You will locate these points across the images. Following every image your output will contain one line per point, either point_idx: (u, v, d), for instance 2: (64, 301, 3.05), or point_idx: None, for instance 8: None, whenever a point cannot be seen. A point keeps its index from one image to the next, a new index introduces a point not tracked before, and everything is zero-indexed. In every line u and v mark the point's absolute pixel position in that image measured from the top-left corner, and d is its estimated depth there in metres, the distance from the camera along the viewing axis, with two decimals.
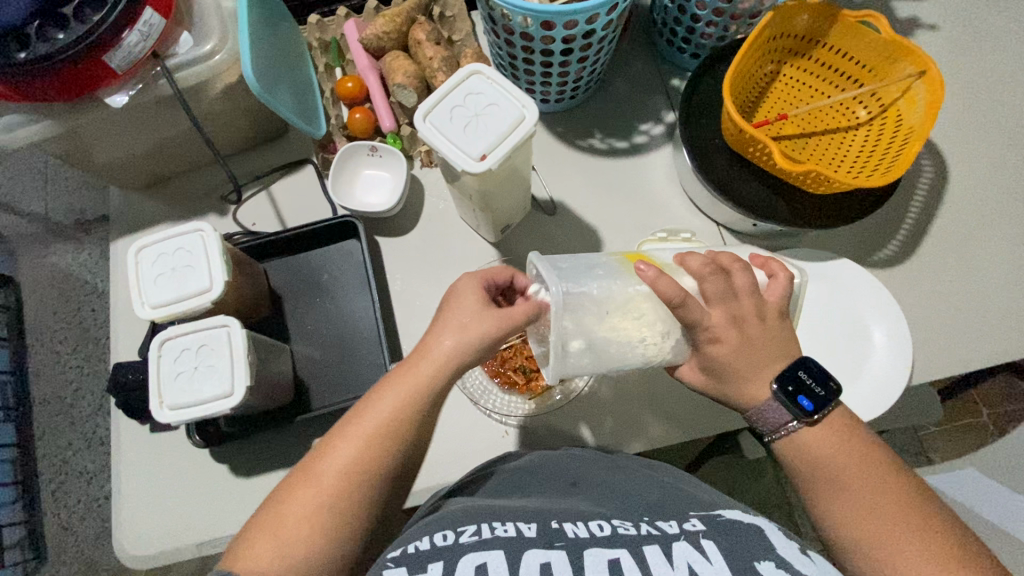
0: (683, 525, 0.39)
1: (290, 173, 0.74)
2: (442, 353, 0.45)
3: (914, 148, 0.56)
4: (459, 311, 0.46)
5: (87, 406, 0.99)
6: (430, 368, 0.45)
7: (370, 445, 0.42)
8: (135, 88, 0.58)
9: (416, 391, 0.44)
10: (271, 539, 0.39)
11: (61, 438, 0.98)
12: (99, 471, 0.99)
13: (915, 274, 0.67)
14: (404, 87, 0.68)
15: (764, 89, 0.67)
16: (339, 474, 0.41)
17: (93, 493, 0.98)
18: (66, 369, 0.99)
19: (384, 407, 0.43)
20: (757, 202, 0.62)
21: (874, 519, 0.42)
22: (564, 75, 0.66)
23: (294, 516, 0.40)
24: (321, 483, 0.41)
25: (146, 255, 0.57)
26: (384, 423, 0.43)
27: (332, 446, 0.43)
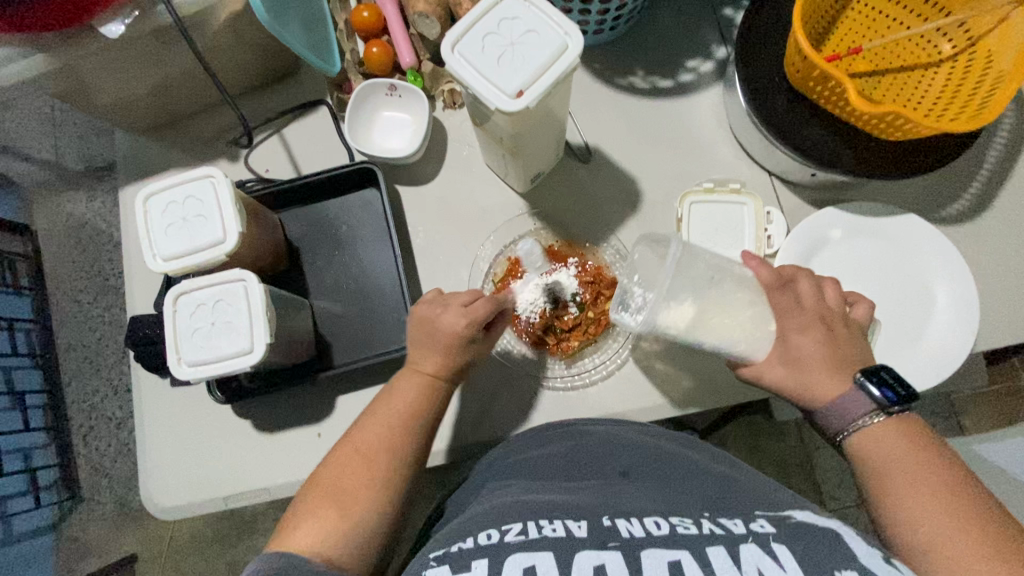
0: (750, 525, 0.36)
1: (304, 116, 0.68)
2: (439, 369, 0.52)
3: (1011, 87, 0.48)
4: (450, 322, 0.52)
5: (111, 354, 0.97)
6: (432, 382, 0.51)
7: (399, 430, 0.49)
8: (131, 16, 0.52)
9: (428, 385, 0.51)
10: (335, 512, 0.44)
11: (89, 386, 0.97)
12: (127, 418, 0.98)
13: (987, 232, 0.61)
14: (425, 15, 0.61)
15: (833, 18, 0.59)
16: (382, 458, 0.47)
17: (122, 439, 0.97)
18: (89, 318, 0.98)
19: (400, 398, 0.50)
20: (817, 149, 0.56)
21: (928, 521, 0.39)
22: (607, 2, 0.59)
23: (350, 492, 0.45)
24: (355, 464, 0.47)
25: (155, 203, 0.54)
26: (408, 414, 0.50)
27: (361, 432, 0.49)
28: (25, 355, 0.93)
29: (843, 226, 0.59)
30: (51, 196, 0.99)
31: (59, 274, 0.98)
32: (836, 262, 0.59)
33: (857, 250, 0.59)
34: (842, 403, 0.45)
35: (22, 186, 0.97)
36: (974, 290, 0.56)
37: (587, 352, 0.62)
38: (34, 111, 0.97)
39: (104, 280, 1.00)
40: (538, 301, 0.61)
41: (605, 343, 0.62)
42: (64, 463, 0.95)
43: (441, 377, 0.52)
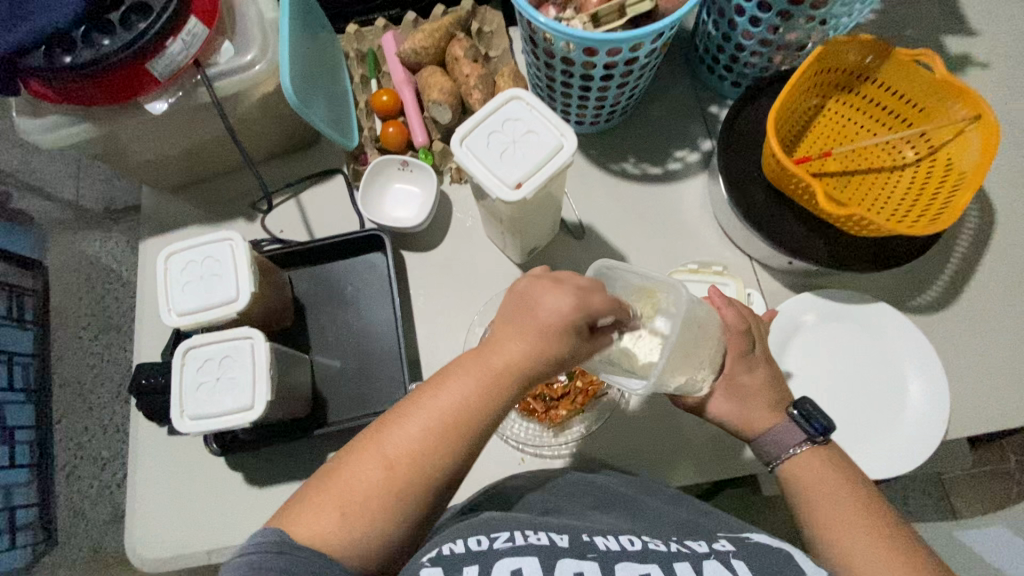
0: (712, 545, 0.41)
1: (320, 182, 0.74)
2: (511, 359, 0.42)
3: (965, 198, 0.53)
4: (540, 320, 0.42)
5: (106, 393, 1.01)
6: (502, 372, 0.42)
7: (442, 430, 0.41)
8: (174, 96, 0.58)
9: (489, 378, 0.42)
10: (338, 507, 0.39)
11: (80, 424, 0.99)
12: (113, 459, 0.99)
13: (955, 322, 0.64)
14: (439, 104, 0.68)
15: (807, 123, 0.65)
16: (407, 452, 0.41)
17: (105, 480, 0.99)
18: (87, 355, 1.01)
19: (451, 397, 0.41)
20: (792, 241, 0.60)
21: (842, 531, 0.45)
22: (603, 99, 0.65)
23: (359, 488, 0.40)
24: (380, 460, 0.41)
25: (176, 262, 0.57)
26: (448, 415, 0.41)
27: (393, 429, 0.41)
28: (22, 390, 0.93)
29: (818, 312, 0.63)
30: (69, 236, 1.04)
31: (66, 310, 1.02)
32: (814, 346, 0.62)
33: (832, 335, 0.62)
34: (777, 432, 0.50)
35: (43, 226, 1.02)
36: (944, 378, 0.59)
37: (574, 422, 0.63)
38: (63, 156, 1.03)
39: (110, 317, 1.04)
40: None
41: (592, 412, 0.63)
42: (42, 504, 0.94)
43: (515, 373, 0.42)
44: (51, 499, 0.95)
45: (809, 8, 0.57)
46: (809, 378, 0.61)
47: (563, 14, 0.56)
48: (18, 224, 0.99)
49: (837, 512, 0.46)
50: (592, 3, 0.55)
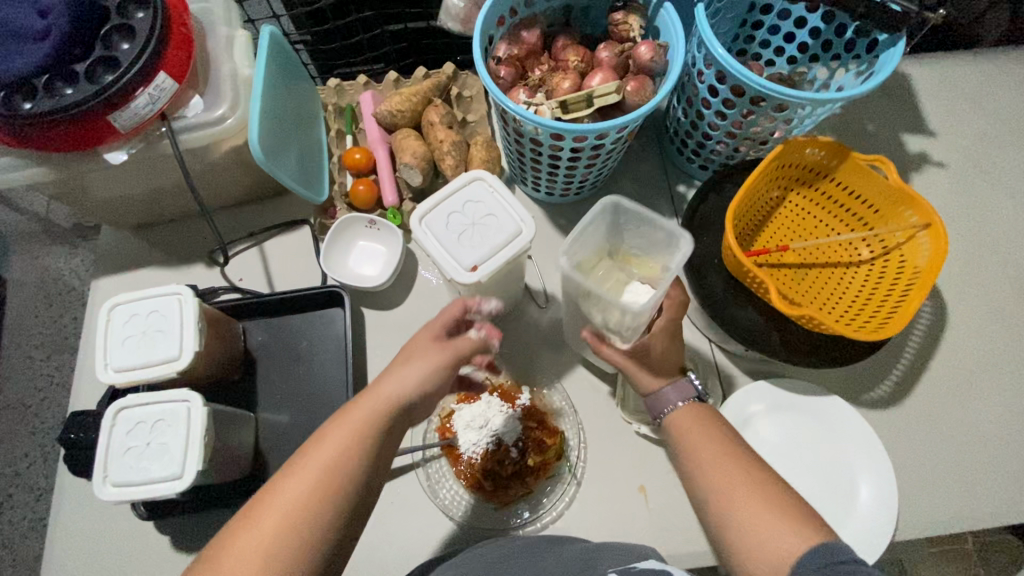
0: None
1: (285, 233, 0.73)
2: (387, 397, 0.44)
3: (913, 305, 0.54)
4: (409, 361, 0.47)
5: (49, 419, 1.01)
6: (374, 413, 0.43)
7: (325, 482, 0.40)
8: (134, 146, 0.57)
9: (371, 422, 0.43)
10: None
11: (18, 450, 0.99)
12: (48, 490, 0.98)
13: (907, 419, 0.65)
14: (410, 167, 0.68)
15: (769, 213, 0.67)
16: (279, 526, 0.38)
17: (39, 513, 0.97)
18: (36, 377, 1.02)
19: (329, 451, 0.41)
20: (750, 331, 0.61)
21: (724, 474, 0.44)
22: (571, 175, 0.66)
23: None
24: (262, 530, 0.38)
25: (119, 314, 0.55)
26: (322, 476, 0.40)
27: (269, 493, 0.39)
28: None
29: (770, 402, 0.63)
30: (34, 252, 1.06)
31: (24, 328, 1.04)
32: (764, 438, 0.62)
33: (784, 428, 0.62)
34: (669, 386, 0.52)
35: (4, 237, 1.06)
36: (894, 483, 0.59)
37: (523, 501, 0.61)
38: None
39: (65, 337, 1.04)
40: (482, 440, 0.61)
41: (542, 492, 0.62)
42: None
43: (388, 409, 0.44)
44: None
45: (771, 110, 0.59)
46: None
47: (534, 97, 0.58)
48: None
49: (714, 453, 0.46)
50: (563, 90, 0.58)
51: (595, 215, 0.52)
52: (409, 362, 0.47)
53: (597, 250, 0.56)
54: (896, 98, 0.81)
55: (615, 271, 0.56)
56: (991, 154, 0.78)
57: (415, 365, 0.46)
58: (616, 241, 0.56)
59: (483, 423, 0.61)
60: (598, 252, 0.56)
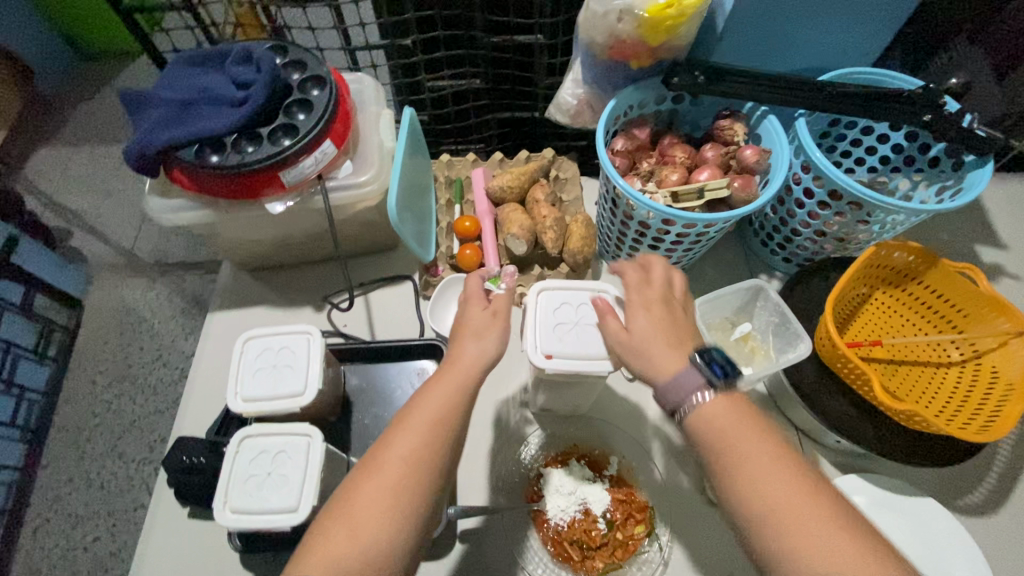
0: None
1: (390, 286, 0.78)
2: (470, 362, 0.47)
3: (1015, 412, 0.55)
4: (474, 312, 0.50)
5: (101, 444, 1.04)
6: (461, 373, 0.47)
7: (416, 453, 0.43)
8: (292, 199, 0.64)
9: (458, 397, 0.46)
10: (346, 528, 0.40)
11: (64, 473, 1.01)
12: (87, 517, 0.99)
13: (1004, 530, 0.63)
14: (517, 237, 0.74)
15: (855, 308, 0.70)
16: (405, 460, 0.42)
17: (73, 541, 0.97)
18: (93, 402, 1.06)
19: (431, 409, 0.45)
20: (844, 422, 0.62)
21: (795, 515, 0.38)
22: (667, 256, 0.71)
23: (364, 507, 0.41)
24: (387, 475, 0.42)
25: (251, 347, 0.60)
26: (415, 449, 0.43)
27: (384, 443, 0.44)
28: (15, 427, 1.01)
29: (866, 497, 0.63)
30: (115, 281, 1.15)
31: (90, 354, 1.09)
32: None
33: (883, 528, 0.61)
34: (678, 375, 0.44)
35: (90, 265, 1.16)
36: None
37: None
38: (132, 210, 1.19)
39: (127, 365, 1.09)
40: (569, 508, 0.62)
41: (630, 570, 0.60)
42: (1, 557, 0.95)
43: (476, 367, 0.47)
44: (10, 554, 0.96)
45: (864, 214, 0.64)
46: None
47: (646, 186, 0.64)
48: (72, 262, 1.14)
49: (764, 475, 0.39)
50: (672, 181, 0.64)
51: (737, 286, 0.61)
52: (492, 325, 0.50)
53: (724, 319, 0.64)
54: (967, 212, 0.85)
55: (734, 345, 0.62)
56: None
57: (498, 326, 0.50)
58: (745, 321, 0.64)
59: (570, 491, 0.62)
60: (726, 321, 0.64)
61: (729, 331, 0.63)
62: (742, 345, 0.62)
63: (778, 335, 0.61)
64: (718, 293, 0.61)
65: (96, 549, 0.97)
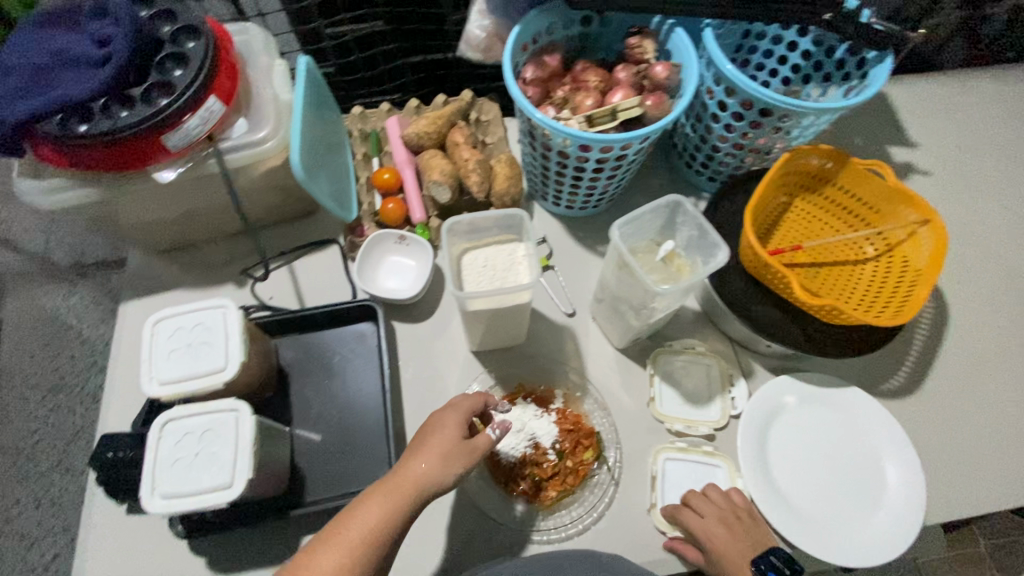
0: None
1: (313, 252, 0.75)
2: (421, 478, 0.47)
3: (922, 295, 0.59)
4: (438, 439, 0.49)
5: (45, 462, 0.98)
6: (409, 489, 0.46)
7: (382, 526, 0.44)
8: (184, 166, 0.59)
9: (394, 512, 0.45)
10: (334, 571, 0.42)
11: (8, 495, 0.96)
12: (43, 536, 0.95)
13: (921, 408, 0.68)
14: (439, 184, 0.71)
15: (777, 218, 0.71)
16: (365, 534, 0.44)
17: (30, 562, 0.93)
18: (30, 419, 1.00)
19: (370, 526, 0.44)
20: (773, 327, 0.63)
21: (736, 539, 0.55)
22: (592, 187, 0.70)
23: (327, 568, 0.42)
24: (346, 547, 0.43)
25: (162, 328, 0.56)
26: (371, 532, 0.44)
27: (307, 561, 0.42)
28: None
29: (797, 395, 0.65)
30: (30, 289, 1.06)
31: (15, 370, 1.02)
32: (793, 431, 0.64)
33: (810, 418, 0.65)
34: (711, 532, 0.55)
35: None
36: (920, 469, 0.62)
37: (563, 505, 0.62)
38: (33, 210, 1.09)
39: (60, 376, 1.02)
40: (520, 444, 0.61)
41: (583, 494, 0.62)
42: None
43: (423, 490, 0.47)
44: None
45: (777, 120, 0.64)
46: (791, 467, 0.63)
47: (560, 114, 0.62)
48: None
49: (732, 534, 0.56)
50: (586, 107, 0.63)
51: (655, 204, 0.60)
52: (461, 458, 0.49)
53: (650, 242, 0.64)
54: (880, 115, 0.88)
55: (662, 266, 0.63)
56: (970, 160, 0.86)
57: (443, 457, 0.48)
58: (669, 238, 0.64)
59: (519, 428, 0.62)
60: (650, 244, 0.64)
61: (654, 253, 0.63)
62: (668, 265, 0.63)
63: (698, 247, 0.61)
64: (635, 213, 0.60)
65: (58, 566, 0.93)
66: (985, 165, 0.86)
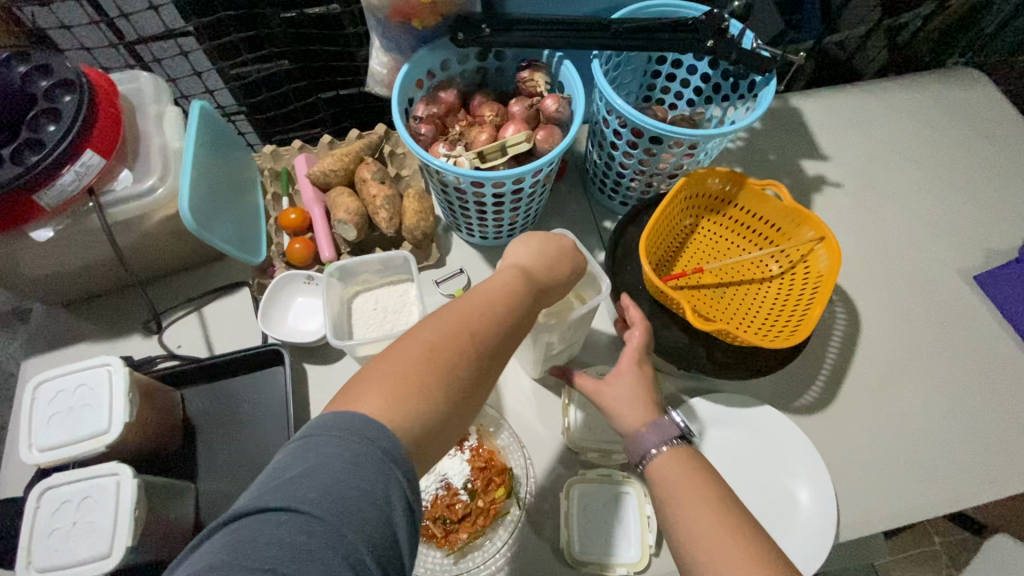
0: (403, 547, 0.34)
1: (223, 296, 0.73)
2: (457, 315, 0.43)
3: (816, 313, 0.59)
4: (481, 295, 0.45)
5: None
6: (444, 338, 0.41)
7: (461, 328, 0.42)
8: (59, 224, 0.58)
9: (458, 329, 0.42)
10: (386, 389, 0.37)
11: None
12: None
13: (835, 421, 0.69)
14: (345, 222, 0.70)
15: (685, 240, 0.72)
16: (416, 372, 0.39)
17: None
18: None
19: (428, 334, 0.41)
20: (679, 351, 0.64)
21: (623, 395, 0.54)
22: (499, 218, 0.70)
23: (379, 397, 0.37)
24: (414, 341, 0.41)
25: (43, 390, 0.54)
26: (437, 339, 0.41)
27: (358, 388, 0.38)
28: None
29: (707, 420, 0.65)
30: None
31: None
32: (705, 458, 0.64)
33: (722, 442, 0.65)
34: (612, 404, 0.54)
35: None
36: (831, 489, 0.61)
37: (474, 546, 0.60)
38: None
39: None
40: (431, 486, 0.62)
41: (495, 534, 0.61)
42: None
43: (481, 315, 0.43)
44: None
45: (670, 147, 0.65)
46: None
47: (453, 151, 0.63)
48: None
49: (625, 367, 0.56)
50: (480, 142, 0.63)
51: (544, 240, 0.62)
52: (504, 300, 0.45)
53: None
54: (793, 129, 0.89)
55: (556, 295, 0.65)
56: (881, 169, 0.88)
57: (496, 301, 0.45)
58: None
59: (430, 469, 0.63)
60: None
61: None
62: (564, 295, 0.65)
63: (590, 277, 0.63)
64: None
65: None
66: (895, 175, 0.87)
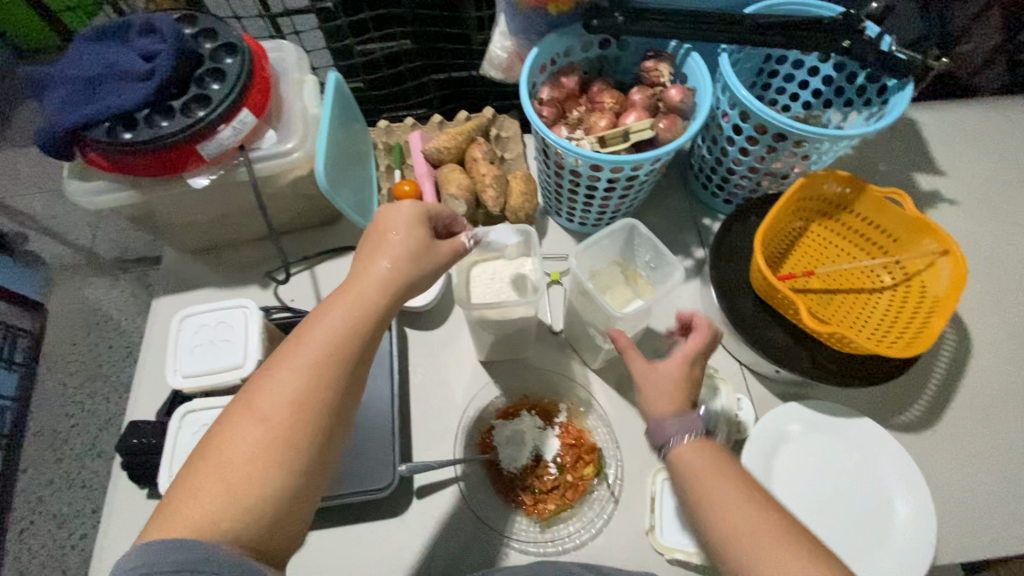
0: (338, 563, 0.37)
1: (334, 259, 0.78)
2: (314, 343, 0.41)
3: (936, 326, 0.57)
4: (324, 317, 0.42)
5: (79, 445, 1.03)
6: (319, 364, 0.40)
7: (318, 364, 0.40)
8: (215, 173, 0.63)
9: (325, 366, 0.40)
10: (245, 455, 0.37)
11: (44, 475, 1.01)
12: (73, 516, 0.99)
13: (937, 442, 0.66)
14: (455, 197, 0.73)
15: (792, 242, 0.71)
16: (283, 411, 0.39)
17: (61, 540, 0.97)
18: (69, 404, 1.06)
19: (305, 380, 0.40)
20: (782, 352, 0.63)
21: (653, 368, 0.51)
22: (604, 206, 0.72)
23: (241, 454, 0.37)
24: (279, 389, 0.39)
25: (188, 323, 0.60)
26: (301, 385, 0.39)
27: (229, 434, 0.38)
28: None
29: (803, 424, 0.64)
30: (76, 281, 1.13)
31: (59, 356, 1.08)
32: (798, 460, 0.63)
33: (818, 449, 0.64)
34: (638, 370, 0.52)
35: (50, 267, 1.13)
36: (933, 512, 0.59)
37: (559, 519, 0.62)
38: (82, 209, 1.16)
39: (99, 365, 1.09)
40: (521, 456, 0.63)
41: (581, 510, 0.63)
42: None
43: (335, 347, 0.41)
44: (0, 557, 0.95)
45: (791, 146, 0.64)
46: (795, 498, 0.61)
47: (573, 134, 0.64)
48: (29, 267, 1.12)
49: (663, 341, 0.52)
50: (600, 127, 0.64)
51: (610, 230, 0.62)
52: (333, 306, 0.43)
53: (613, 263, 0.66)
54: (907, 142, 0.86)
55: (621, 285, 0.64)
56: (1002, 189, 0.83)
57: (329, 317, 0.42)
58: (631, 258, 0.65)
59: (522, 440, 0.64)
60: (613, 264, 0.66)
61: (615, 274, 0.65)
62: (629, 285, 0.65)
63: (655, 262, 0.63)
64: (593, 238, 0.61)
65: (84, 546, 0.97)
66: (1018, 195, 0.83)
